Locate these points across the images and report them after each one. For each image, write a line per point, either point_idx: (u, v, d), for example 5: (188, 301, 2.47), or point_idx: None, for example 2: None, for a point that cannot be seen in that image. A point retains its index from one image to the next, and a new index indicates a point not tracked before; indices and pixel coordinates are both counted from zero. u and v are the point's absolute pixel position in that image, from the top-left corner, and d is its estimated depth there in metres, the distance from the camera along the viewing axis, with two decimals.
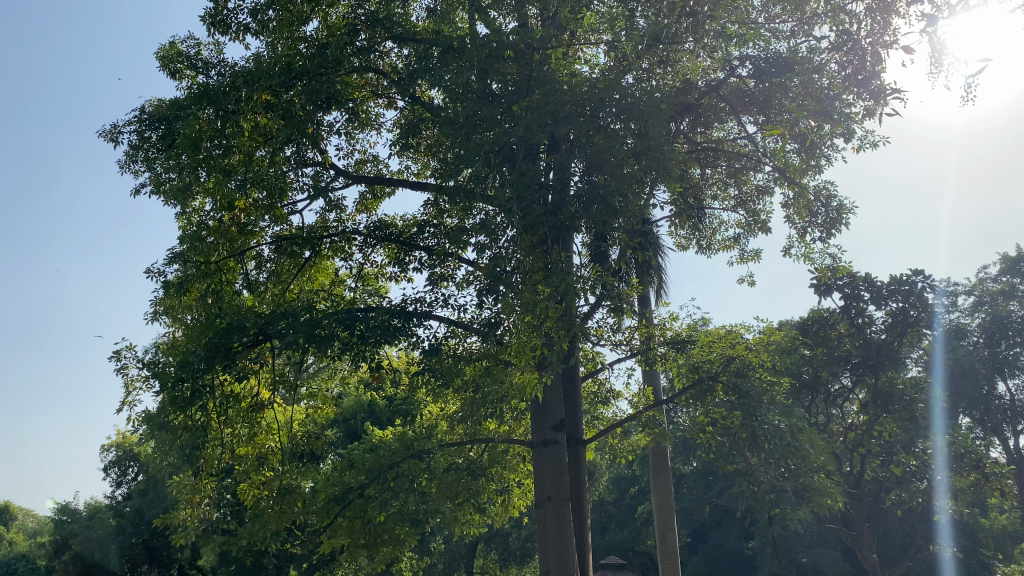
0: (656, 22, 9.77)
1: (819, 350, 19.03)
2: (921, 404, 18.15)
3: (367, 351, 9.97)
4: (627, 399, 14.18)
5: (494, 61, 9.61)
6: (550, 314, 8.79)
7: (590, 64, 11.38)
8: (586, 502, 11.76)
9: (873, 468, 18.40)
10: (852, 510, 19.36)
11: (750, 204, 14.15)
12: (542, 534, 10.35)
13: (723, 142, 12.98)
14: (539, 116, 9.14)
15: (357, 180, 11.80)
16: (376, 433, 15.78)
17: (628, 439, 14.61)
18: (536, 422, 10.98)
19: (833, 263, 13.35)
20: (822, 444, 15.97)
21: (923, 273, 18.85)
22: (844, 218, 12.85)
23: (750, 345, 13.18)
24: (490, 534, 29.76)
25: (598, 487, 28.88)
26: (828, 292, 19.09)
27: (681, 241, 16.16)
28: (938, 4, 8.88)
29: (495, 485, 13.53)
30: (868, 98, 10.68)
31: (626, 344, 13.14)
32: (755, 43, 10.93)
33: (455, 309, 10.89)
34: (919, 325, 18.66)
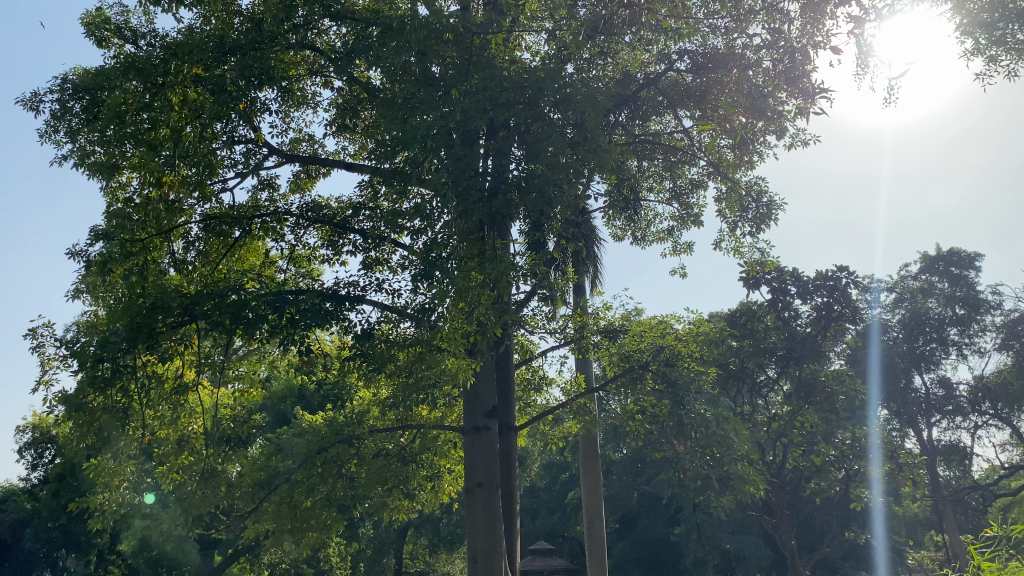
0: (595, 12, 9.79)
1: (746, 342, 19.51)
2: (842, 396, 18.66)
3: (297, 334, 9.75)
4: (559, 386, 14.27)
5: (434, 42, 9.44)
6: (483, 300, 8.74)
7: (532, 52, 11.38)
8: (515, 489, 11.80)
9: (794, 457, 18.91)
10: (773, 498, 19.82)
11: (684, 197, 14.33)
12: (471, 519, 10.35)
13: (660, 135, 12.91)
14: (477, 101, 9.04)
15: (291, 160, 11.52)
16: (305, 418, 15.50)
17: (560, 426, 14.69)
18: (469, 409, 10.94)
19: (762, 257, 13.66)
20: (748, 434, 16.34)
21: (847, 270, 19.52)
22: (774, 215, 13.16)
23: (680, 336, 13.37)
24: (419, 520, 29.61)
25: (529, 473, 29.06)
26: (756, 286, 19.57)
27: (617, 232, 16.31)
28: (867, 7, 9.12)
29: (425, 471, 13.41)
30: (799, 97, 10.90)
31: (559, 332, 13.19)
32: (693, 38, 11.22)
33: (389, 294, 10.75)
34: (843, 320, 19.48)
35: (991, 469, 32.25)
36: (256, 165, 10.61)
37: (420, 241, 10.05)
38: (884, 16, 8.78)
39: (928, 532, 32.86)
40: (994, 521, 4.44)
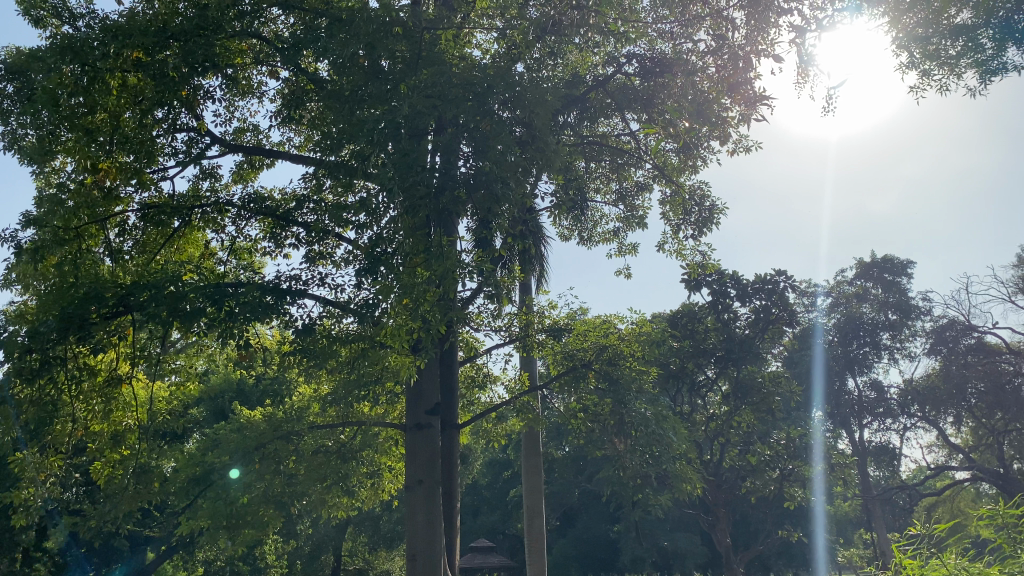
0: (545, 13, 9.85)
1: (687, 342, 19.86)
2: (778, 397, 19.09)
3: (235, 328, 9.55)
4: (503, 384, 14.28)
5: (382, 36, 9.37)
6: (428, 297, 8.64)
7: (483, 50, 11.38)
8: (456, 487, 11.76)
9: (731, 456, 19.26)
10: (711, 497, 20.13)
11: (629, 199, 14.51)
12: (410, 517, 10.28)
13: (607, 137, 13.06)
14: (426, 97, 9.00)
15: (234, 150, 11.29)
16: (244, 413, 15.22)
17: (502, 424, 14.70)
18: (411, 406, 10.87)
19: (704, 259, 13.96)
20: (686, 433, 16.61)
21: (785, 274, 20.00)
22: (716, 218, 13.43)
23: (622, 335, 13.46)
24: (359, 517, 29.33)
25: (471, 471, 29.06)
26: (697, 288, 19.90)
27: (563, 232, 16.43)
28: (808, 17, 9.33)
29: (364, 469, 13.23)
30: (743, 104, 11.14)
31: (505, 330, 13.20)
32: (641, 42, 11.44)
33: (332, 289, 10.62)
34: (780, 322, 19.95)
35: (918, 470, 33.30)
36: (197, 155, 10.40)
37: (365, 236, 9.94)
38: (825, 27, 8.99)
39: (858, 531, 33.76)
40: (916, 521, 4.53)
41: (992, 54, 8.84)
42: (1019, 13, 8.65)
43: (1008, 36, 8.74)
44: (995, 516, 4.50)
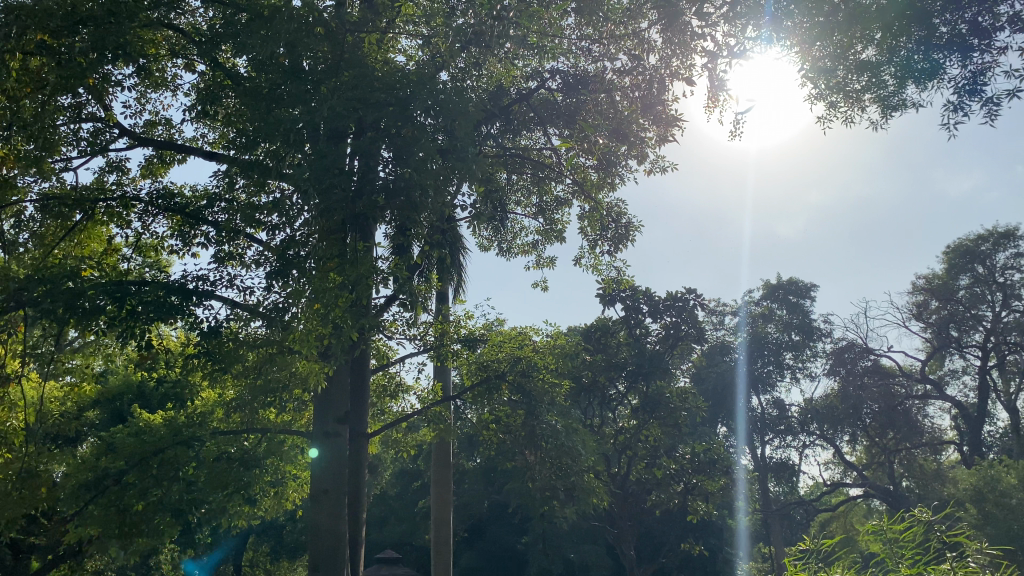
0: (471, 23, 9.82)
1: (599, 356, 20.17)
2: (684, 412, 19.52)
3: (137, 328, 9.18)
4: (415, 394, 14.14)
5: (304, 36, 9.19)
6: (341, 304, 8.46)
7: (408, 56, 11.27)
8: (363, 498, 11.58)
9: (638, 470, 19.53)
10: (617, 510, 20.36)
11: (548, 213, 14.64)
12: (314, 529, 10.08)
13: (529, 150, 13.15)
14: (347, 100, 8.88)
15: (142, 143, 10.86)
16: (142, 416, 14.61)
17: (413, 434, 14.55)
18: (319, 414, 10.63)
19: (619, 275, 14.32)
20: (595, 446, 16.85)
21: (695, 293, 20.51)
22: (632, 236, 13.73)
23: (537, 347, 13.70)
24: (262, 526, 28.47)
25: (381, 481, 28.70)
26: (612, 303, 20.18)
27: (482, 242, 16.42)
28: (722, 44, 9.60)
29: (268, 476, 12.88)
30: (657, 124, 11.80)
31: (419, 339, 13.07)
32: (564, 59, 11.60)
33: (241, 291, 10.34)
34: (689, 339, 20.40)
35: (815, 486, 34.53)
36: (103, 146, 9.97)
37: (278, 237, 9.70)
38: (735, 55, 9.29)
39: (756, 544, 34.77)
40: (806, 535, 4.71)
41: (893, 91, 9.35)
42: (919, 56, 8.84)
43: (907, 74, 9.02)
44: (882, 531, 4.64)
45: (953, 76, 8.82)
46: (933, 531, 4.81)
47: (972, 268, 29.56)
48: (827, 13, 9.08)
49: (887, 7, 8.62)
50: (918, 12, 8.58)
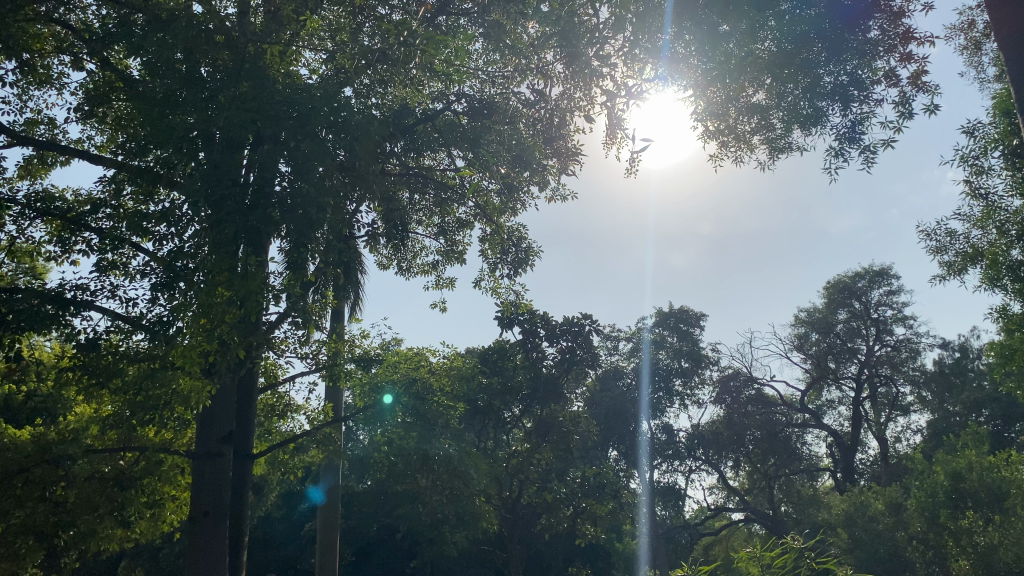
0: (377, 41, 9.70)
1: (495, 379, 20.17)
2: (576, 436, 19.73)
3: (5, 337, 8.61)
4: (305, 414, 13.76)
5: (203, 44, 8.94)
6: (228, 319, 8.15)
7: (310, 69, 11.06)
8: (246, 521, 11.13)
9: (528, 493, 19.62)
10: (506, 533, 20.34)
11: (449, 233, 14.68)
12: (191, 554, 9.67)
13: (433, 170, 13.17)
14: (243, 110, 8.63)
15: (21, 142, 10.23)
16: (7, 431, 13.69)
17: (301, 456, 13.99)
18: (201, 432, 10.20)
19: (518, 298, 14.51)
20: (487, 469, 16.84)
21: (591, 318, 20.86)
22: (531, 261, 13.96)
23: (434, 368, 13.78)
24: (135, 549, 27.01)
25: (265, 503, 27.70)
26: (509, 326, 20.28)
27: (381, 260, 16.24)
28: (620, 82, 9.87)
29: (144, 497, 12.25)
30: (558, 157, 12.81)
31: (310, 358, 12.46)
32: (471, 84, 12.07)
33: (122, 303, 9.87)
34: (584, 363, 20.64)
35: (700, 510, 35.48)
36: None
37: (165, 248, 9.32)
38: (632, 94, 9.59)
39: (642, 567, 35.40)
40: (685, 562, 4.79)
41: (779, 134, 10.23)
42: (804, 103, 9.45)
43: (795, 118, 9.63)
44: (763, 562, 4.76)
45: (833, 124, 9.43)
46: (804, 557, 5.14)
47: (849, 303, 31.25)
48: (722, 56, 9.36)
49: (776, 54, 9.10)
50: (804, 61, 9.11)
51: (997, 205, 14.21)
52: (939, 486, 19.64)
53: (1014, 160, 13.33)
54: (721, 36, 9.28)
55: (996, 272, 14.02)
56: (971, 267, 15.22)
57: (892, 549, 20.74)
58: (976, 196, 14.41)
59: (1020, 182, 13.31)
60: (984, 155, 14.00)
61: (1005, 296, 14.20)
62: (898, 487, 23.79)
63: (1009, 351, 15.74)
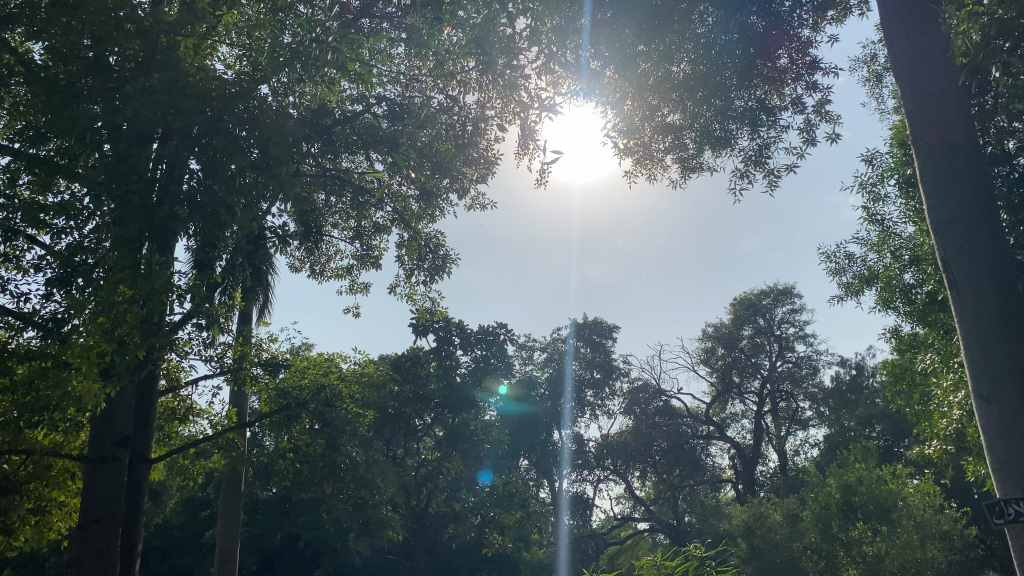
0: (296, 39, 9.49)
1: (408, 387, 19.98)
2: (486, 444, 19.65)
3: None
4: (208, 418, 13.30)
5: (112, 31, 8.54)
6: (128, 319, 7.70)
7: (226, 64, 10.72)
8: (140, 530, 10.44)
9: (437, 502, 19.44)
10: (413, 542, 20.09)
11: (365, 238, 14.54)
12: (78, 563, 9.16)
13: (351, 173, 12.99)
14: (153, 103, 8.36)
15: None
16: None
17: (203, 462, 13.49)
18: (95, 436, 9.74)
19: (433, 305, 14.46)
20: (395, 477, 16.63)
21: (506, 327, 20.89)
22: (447, 269, 13.94)
23: (343, 374, 13.60)
24: (19, 558, 25.54)
25: (163, 510, 26.58)
26: (424, 332, 20.11)
27: (294, 262, 15.90)
28: (536, 95, 9.96)
29: (30, 504, 11.61)
30: (481, 166, 12.95)
31: (214, 360, 11.96)
32: (391, 88, 11.98)
33: (14, 298, 9.37)
34: (498, 372, 20.60)
35: (607, 520, 35.89)
36: None
37: (63, 243, 8.85)
38: (546, 107, 9.71)
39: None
40: None
41: (692, 154, 10.87)
42: (715, 124, 10.24)
43: (707, 139, 10.43)
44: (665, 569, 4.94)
45: (749, 147, 10.63)
46: (704, 565, 5.50)
47: (754, 319, 32.31)
48: (638, 78, 10.03)
49: (690, 75, 9.87)
50: (715, 84, 9.85)
51: (892, 230, 14.91)
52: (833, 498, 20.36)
53: (908, 188, 14.02)
54: (633, 56, 9.78)
55: (890, 294, 14.78)
56: (867, 289, 15.95)
57: (788, 559, 21.45)
58: (874, 222, 15.11)
59: (914, 210, 13.99)
60: (882, 182, 14.68)
61: (896, 317, 14.97)
62: (795, 498, 24.58)
63: (901, 369, 16.51)
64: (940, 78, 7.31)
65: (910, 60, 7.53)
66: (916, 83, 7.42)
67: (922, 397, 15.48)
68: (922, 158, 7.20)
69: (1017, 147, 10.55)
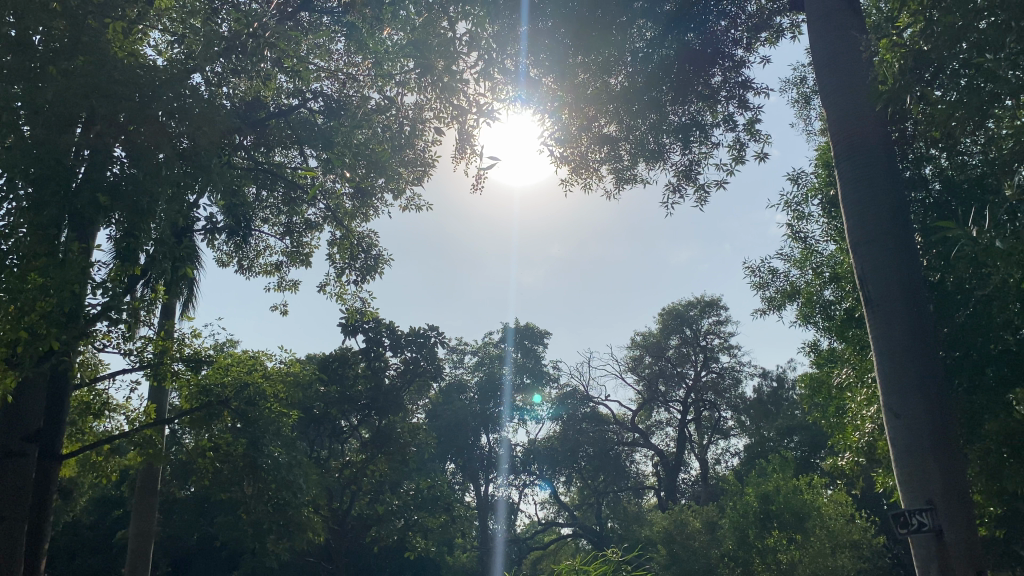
0: (234, 29, 9.33)
1: (333, 388, 19.70)
2: (412, 447, 19.48)
3: None
4: (125, 414, 12.83)
5: (37, 9, 8.10)
6: (38, 309, 7.42)
7: (157, 51, 10.41)
8: (48, 527, 9.81)
9: (360, 504, 19.19)
10: (334, 545, 19.78)
11: (296, 234, 14.31)
12: None
13: (283, 168, 12.76)
14: (76, 84, 7.98)
15: None
16: None
17: (118, 459, 13.06)
18: (2, 429, 9.31)
19: (363, 305, 14.32)
20: (317, 478, 16.35)
21: (437, 330, 20.76)
22: (379, 269, 13.83)
23: (268, 373, 13.32)
24: None
25: (72, 508, 25.51)
26: (353, 332, 19.86)
27: (221, 256, 15.55)
28: (475, 100, 9.99)
29: None
30: (417, 167, 12.91)
31: (134, 355, 11.54)
32: (329, 84, 11.86)
33: None
34: (427, 375, 20.45)
35: (531, 525, 36.01)
36: None
37: None
38: (485, 113, 9.75)
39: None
40: None
41: (626, 165, 11.27)
42: (649, 138, 10.86)
43: (640, 151, 10.97)
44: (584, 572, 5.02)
45: (682, 161, 11.31)
46: (621, 569, 5.56)
47: (681, 330, 32.94)
48: (579, 88, 10.36)
49: (628, 88, 10.34)
50: (651, 100, 10.42)
51: (815, 248, 15.43)
52: (751, 507, 20.89)
53: (831, 208, 14.51)
54: (572, 66, 10.05)
55: (810, 310, 15.23)
56: (789, 303, 16.45)
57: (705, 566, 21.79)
58: (798, 239, 15.58)
59: (835, 229, 14.47)
60: (806, 202, 15.16)
61: (816, 332, 15.45)
62: (715, 506, 25.08)
63: (819, 382, 17.04)
64: (861, 101, 7.93)
65: (838, 82, 8.11)
66: (840, 104, 8.01)
67: (837, 409, 16.02)
68: (845, 173, 7.79)
69: (933, 172, 10.99)
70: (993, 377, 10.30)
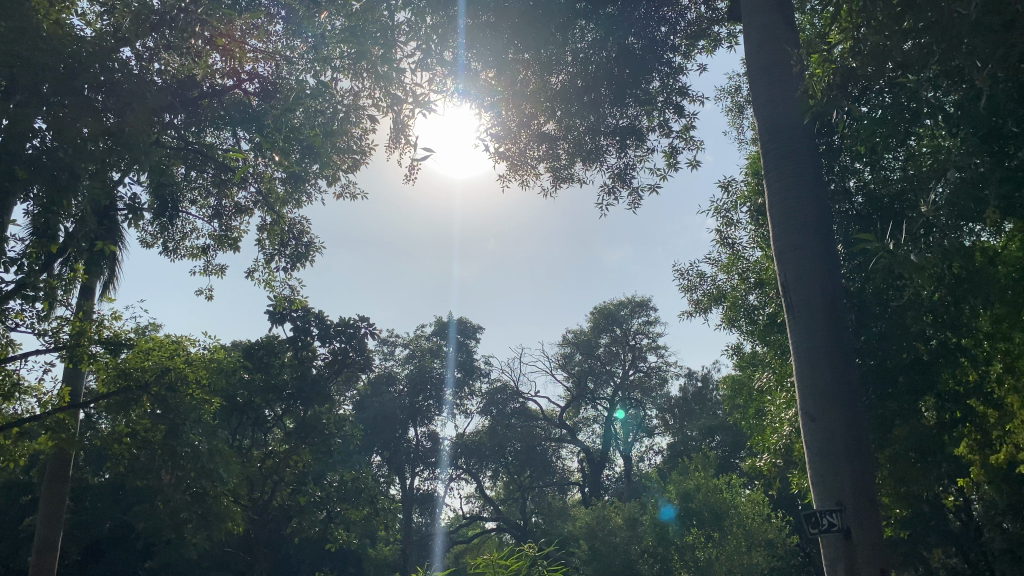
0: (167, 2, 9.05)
1: (258, 376, 19.30)
2: (337, 438, 19.25)
3: None
4: (36, 397, 12.30)
5: None
6: None
7: (84, 20, 10.01)
8: None
9: (282, 494, 18.87)
10: (254, 535, 19.41)
11: (224, 217, 13.97)
12: None
13: (214, 149, 12.43)
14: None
15: None
16: None
17: (28, 443, 12.57)
18: None
19: (292, 292, 14.10)
20: (238, 468, 16.00)
21: (367, 321, 20.53)
22: (310, 257, 13.64)
23: (190, 358, 12.97)
24: None
25: None
26: (281, 320, 19.51)
27: (146, 236, 15.08)
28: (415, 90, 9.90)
29: None
30: (352, 155, 12.77)
31: (48, 336, 11.11)
32: (264, 66, 11.60)
33: None
34: (355, 366, 20.22)
35: (456, 518, 36.04)
36: None
37: None
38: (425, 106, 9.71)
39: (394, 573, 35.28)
40: None
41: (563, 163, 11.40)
42: (587, 138, 11.00)
43: (578, 150, 11.08)
44: None
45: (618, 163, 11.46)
46: (538, 565, 5.62)
47: (611, 329, 33.39)
48: (521, 83, 10.41)
49: (569, 87, 10.46)
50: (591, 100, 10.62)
51: (741, 254, 15.83)
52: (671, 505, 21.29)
53: (759, 215, 14.90)
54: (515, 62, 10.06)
55: (735, 314, 15.61)
56: (715, 307, 16.82)
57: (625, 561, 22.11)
58: (726, 244, 15.93)
59: (762, 236, 14.86)
60: (735, 208, 15.52)
61: (739, 336, 15.84)
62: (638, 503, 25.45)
63: (741, 384, 17.48)
64: (791, 109, 8.20)
65: (771, 89, 8.35)
66: (772, 110, 8.26)
67: (757, 411, 16.50)
68: (772, 178, 8.05)
69: (857, 185, 11.27)
70: (903, 384, 10.73)
